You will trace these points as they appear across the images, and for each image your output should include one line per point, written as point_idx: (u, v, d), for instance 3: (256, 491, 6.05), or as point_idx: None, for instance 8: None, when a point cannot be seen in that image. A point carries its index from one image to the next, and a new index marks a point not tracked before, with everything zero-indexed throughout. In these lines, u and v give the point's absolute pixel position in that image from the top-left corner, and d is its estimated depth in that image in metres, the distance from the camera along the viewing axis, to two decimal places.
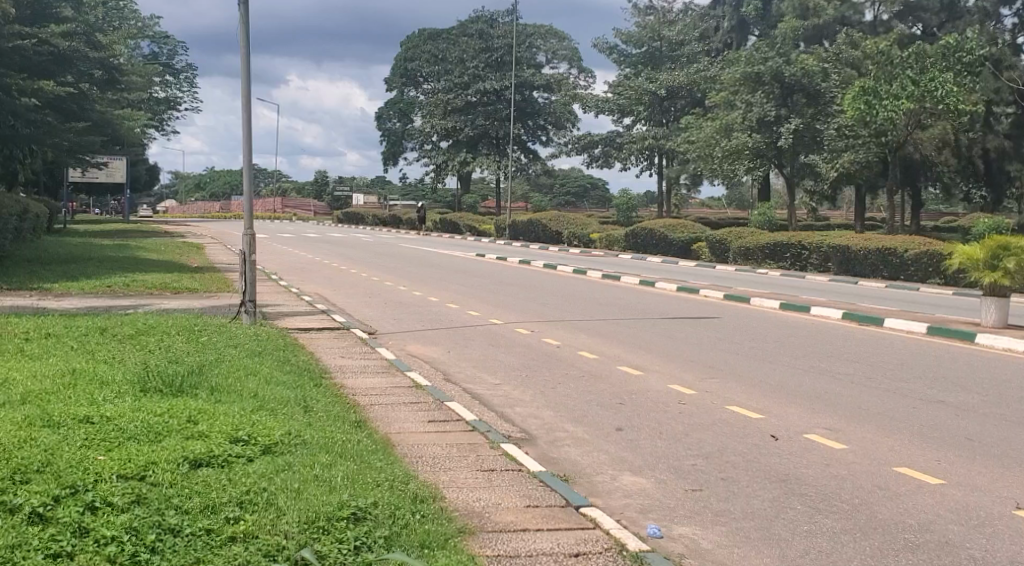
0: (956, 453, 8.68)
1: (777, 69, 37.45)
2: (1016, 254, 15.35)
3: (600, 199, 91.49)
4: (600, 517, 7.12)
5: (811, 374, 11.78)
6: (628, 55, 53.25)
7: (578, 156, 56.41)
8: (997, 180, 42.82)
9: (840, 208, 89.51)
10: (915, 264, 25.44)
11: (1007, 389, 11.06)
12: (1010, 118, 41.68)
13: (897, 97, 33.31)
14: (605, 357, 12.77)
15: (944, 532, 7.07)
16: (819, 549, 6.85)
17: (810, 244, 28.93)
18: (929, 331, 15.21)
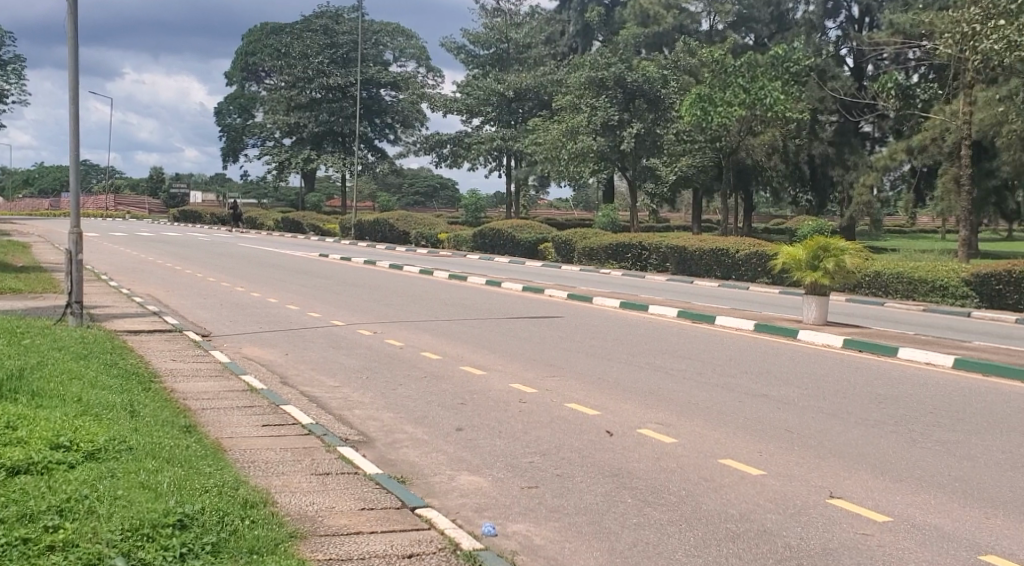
0: (776, 445, 9.07)
1: (619, 75, 38.45)
2: (834, 255, 16.15)
3: (449, 199, 91.68)
4: (435, 518, 7.16)
5: (646, 370, 12.13)
6: (475, 56, 53.13)
7: (426, 156, 56.31)
8: (822, 185, 44.93)
9: (680, 210, 92.33)
10: (746, 264, 26.40)
11: (824, 383, 11.61)
12: (833, 126, 43.78)
13: (729, 104, 34.50)
14: (447, 357, 12.83)
15: (763, 521, 7.39)
16: (645, 542, 7.06)
17: (650, 244, 29.67)
18: (756, 328, 15.82)
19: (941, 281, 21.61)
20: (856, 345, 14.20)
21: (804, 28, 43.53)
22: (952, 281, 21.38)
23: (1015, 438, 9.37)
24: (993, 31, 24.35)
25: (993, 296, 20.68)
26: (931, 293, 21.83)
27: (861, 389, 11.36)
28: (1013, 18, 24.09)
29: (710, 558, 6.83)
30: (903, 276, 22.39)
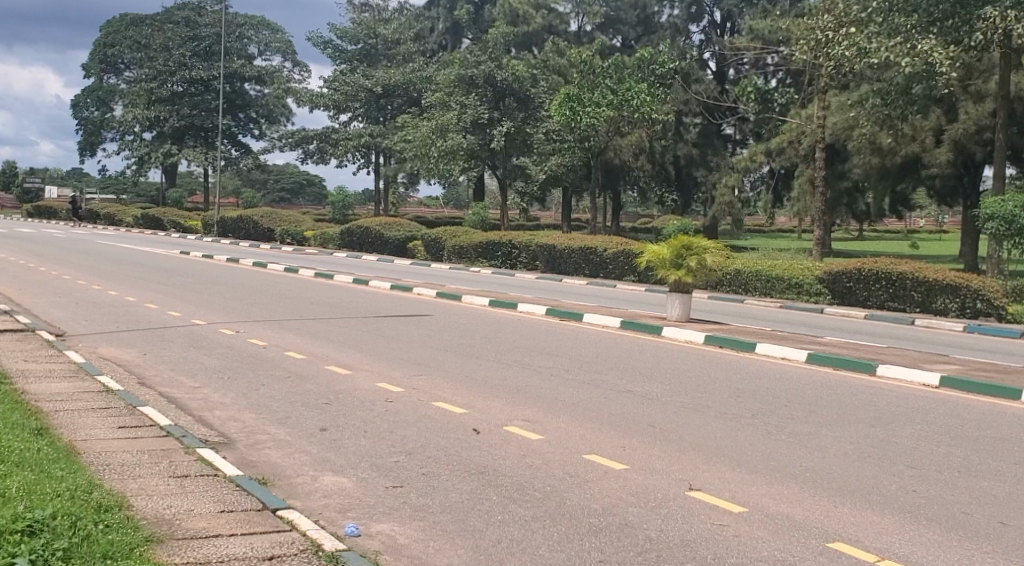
0: (639, 439, 9.25)
1: (489, 73, 38.23)
2: (697, 254, 16.55)
3: (316, 196, 90.59)
4: (297, 519, 7.07)
5: (513, 368, 12.20)
6: (343, 51, 52.63)
7: (292, 152, 55.42)
8: (687, 184, 45.75)
9: (549, 209, 93.57)
10: (613, 263, 26.84)
11: (686, 379, 11.89)
12: (697, 128, 44.89)
13: (598, 104, 34.86)
14: (312, 356, 12.66)
15: (624, 514, 7.52)
16: (509, 538, 7.11)
17: (520, 243, 29.92)
18: (622, 326, 16.09)
19: (796, 279, 22.36)
20: (717, 341, 14.59)
21: (669, 32, 45.25)
22: (807, 280, 22.18)
23: (862, 429, 9.77)
24: (844, 38, 25.36)
25: (845, 293, 21.50)
26: (787, 291, 22.55)
27: (720, 384, 11.68)
28: (863, 26, 25.02)
29: (572, 552, 6.93)
30: (762, 274, 23.11)
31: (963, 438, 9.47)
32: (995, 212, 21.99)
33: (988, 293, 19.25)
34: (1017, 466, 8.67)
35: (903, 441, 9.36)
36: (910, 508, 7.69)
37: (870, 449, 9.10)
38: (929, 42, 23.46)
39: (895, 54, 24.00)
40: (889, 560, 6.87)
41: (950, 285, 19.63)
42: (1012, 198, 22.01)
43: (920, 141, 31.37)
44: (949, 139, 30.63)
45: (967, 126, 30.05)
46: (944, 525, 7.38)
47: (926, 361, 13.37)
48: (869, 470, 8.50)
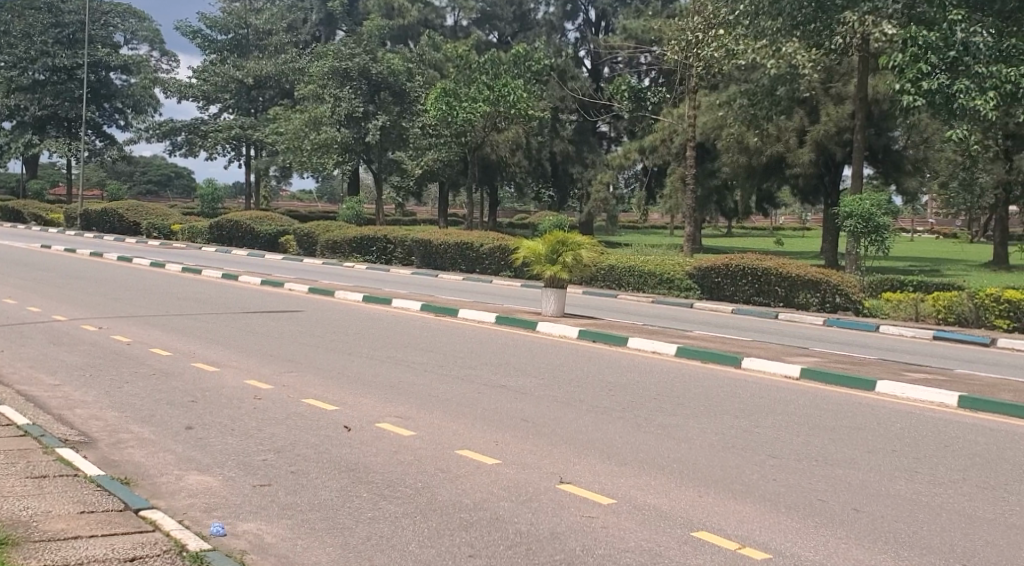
0: (512, 434, 9.32)
1: (364, 65, 38.19)
2: (572, 249, 16.76)
3: (184, 189, 88.45)
4: (161, 519, 6.89)
5: (386, 364, 12.14)
6: (213, 41, 51.39)
7: (159, 144, 53.84)
8: (563, 181, 46.10)
9: (425, 203, 93.59)
10: (489, 258, 26.89)
11: (559, 373, 12.03)
12: (573, 125, 45.20)
13: (474, 100, 35.04)
14: (179, 353, 12.34)
15: (495, 509, 7.57)
16: (379, 534, 7.09)
17: (395, 238, 29.82)
18: (498, 321, 16.16)
19: (667, 275, 22.86)
20: (589, 336, 14.78)
21: (544, 28, 45.50)
22: (678, 274, 22.68)
23: (728, 420, 10.04)
24: (715, 39, 26.43)
25: (713, 288, 22.05)
26: (659, 286, 23.03)
27: (592, 377, 11.85)
28: (732, 28, 25.95)
29: (442, 548, 6.94)
30: (635, 269, 23.54)
31: (821, 428, 9.84)
32: (853, 210, 22.85)
33: (847, 289, 19.95)
34: (871, 454, 9.05)
35: (766, 432, 9.66)
36: (770, 496, 7.94)
37: (734, 440, 9.36)
38: (794, 45, 24.38)
39: (760, 56, 25.05)
40: (750, 547, 7.08)
41: (811, 281, 20.31)
42: (869, 197, 22.86)
43: (784, 141, 32.38)
44: (811, 139, 31.67)
45: (829, 127, 31.18)
46: (803, 512, 7.65)
47: (788, 353, 13.82)
48: (733, 461, 8.74)
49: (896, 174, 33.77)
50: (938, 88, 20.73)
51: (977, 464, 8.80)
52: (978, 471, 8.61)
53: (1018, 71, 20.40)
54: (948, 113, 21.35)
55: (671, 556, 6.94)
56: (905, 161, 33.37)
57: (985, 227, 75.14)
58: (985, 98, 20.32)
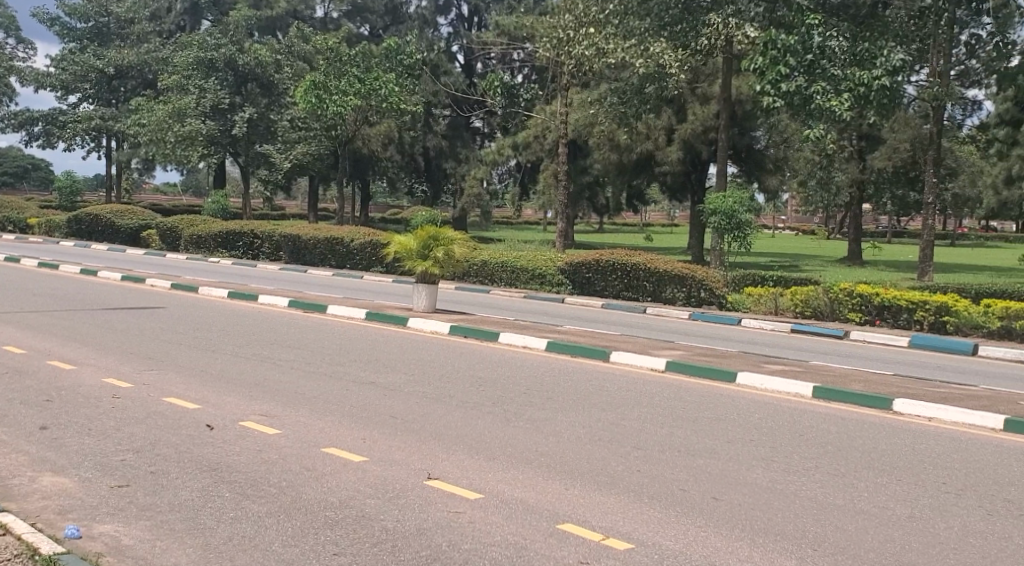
0: (380, 431, 9.29)
1: (231, 56, 37.74)
2: (443, 245, 16.78)
3: (42, 180, 85.35)
4: (10, 523, 6.67)
5: (252, 362, 11.94)
6: (72, 29, 49.62)
7: (15, 134, 51.68)
8: (435, 176, 46.34)
9: (295, 198, 92.53)
10: (360, 253, 26.73)
11: (429, 369, 12.03)
12: (446, 119, 45.06)
13: (345, 93, 34.56)
14: (33, 352, 11.89)
15: (361, 506, 7.53)
16: (241, 534, 6.99)
17: (262, 233, 29.29)
18: (367, 317, 16.06)
19: (539, 270, 23.10)
20: (460, 332, 14.82)
21: (417, 22, 45.11)
22: (549, 270, 22.94)
23: (595, 414, 10.20)
24: (585, 38, 26.30)
25: (585, 283, 22.38)
26: (531, 282, 23.21)
27: (462, 373, 11.89)
28: (602, 27, 26.04)
29: (306, 547, 6.88)
30: (507, 265, 23.67)
31: (684, 420, 10.08)
32: (718, 207, 23.43)
33: (711, 284, 20.51)
34: (731, 444, 9.33)
35: (632, 424, 9.85)
36: (634, 487, 8.12)
37: (600, 433, 9.52)
38: (662, 46, 24.86)
39: (629, 55, 25.26)
40: (613, 538, 7.22)
41: (678, 276, 20.81)
42: (732, 194, 23.47)
43: (653, 139, 33.03)
44: (679, 138, 32.45)
45: (696, 127, 32.04)
46: (664, 502, 7.84)
47: (653, 347, 14.12)
48: (599, 453, 8.90)
49: (758, 172, 34.86)
50: (795, 90, 21.55)
51: (830, 452, 9.16)
52: (830, 459, 8.96)
53: (872, 74, 21.11)
54: (806, 114, 22.19)
55: (535, 549, 7.03)
56: (767, 161, 34.49)
57: (841, 225, 78.19)
58: (840, 100, 21.07)
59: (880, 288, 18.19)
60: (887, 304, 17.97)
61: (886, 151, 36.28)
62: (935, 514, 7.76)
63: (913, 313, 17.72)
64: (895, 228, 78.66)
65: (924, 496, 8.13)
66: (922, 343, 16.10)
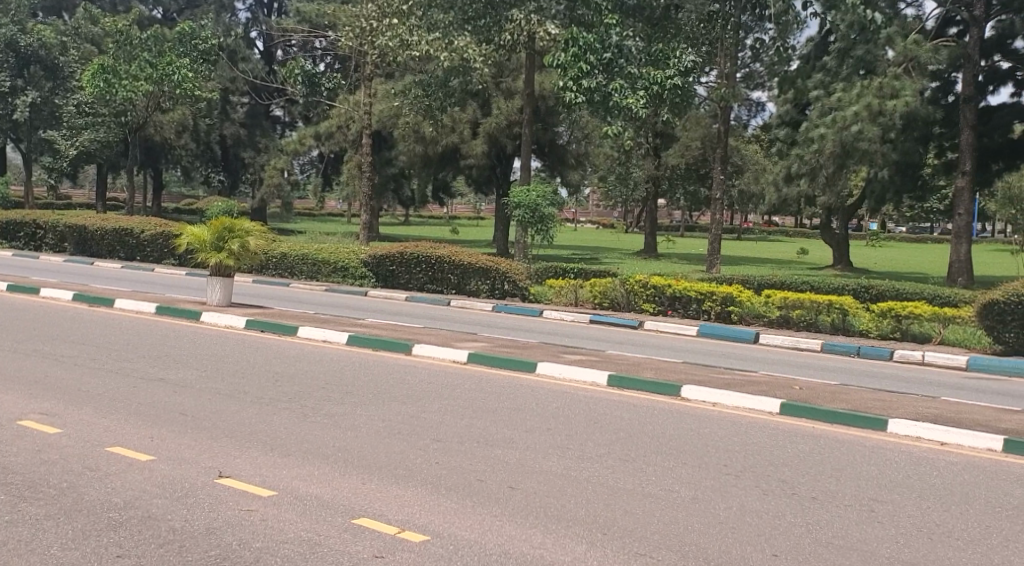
0: (169, 428, 9.00)
1: (13, 37, 35.47)
2: (239, 237, 16.39)
3: None
4: None
5: (31, 358, 11.34)
6: None
7: None
8: (233, 166, 45.12)
9: (82, 187, 88.44)
10: (151, 245, 25.70)
11: (224, 364, 11.75)
12: (244, 108, 44.10)
13: (135, 77, 33.34)
14: None
15: (147, 506, 7.32)
16: (17, 541, 6.75)
17: (46, 223, 27.77)
18: (158, 311, 15.52)
19: (342, 263, 22.93)
20: (257, 325, 14.51)
21: (213, 6, 43.87)
22: (352, 263, 22.81)
23: (395, 407, 10.20)
24: (389, 29, 26.10)
25: (388, 276, 22.30)
26: (333, 274, 23.04)
27: (258, 368, 11.67)
28: (406, 18, 25.99)
29: (87, 550, 6.71)
30: (308, 257, 23.36)
31: (483, 411, 10.21)
32: (521, 201, 23.80)
33: (514, 276, 20.77)
34: (527, 433, 9.52)
35: (431, 416, 9.91)
36: (431, 479, 8.17)
37: (400, 426, 9.54)
38: (465, 39, 24.80)
39: (433, 48, 25.14)
40: (408, 530, 7.25)
41: (482, 268, 21.02)
42: (536, 188, 23.88)
43: (459, 133, 33.16)
44: (483, 132, 32.78)
45: (500, 121, 32.45)
46: (461, 493, 7.93)
47: (454, 338, 14.23)
48: (397, 446, 8.92)
49: (560, 167, 35.47)
50: (596, 87, 22.48)
51: (621, 438, 9.48)
52: (622, 445, 9.27)
53: (666, 74, 22.09)
54: (605, 112, 22.97)
55: (329, 545, 6.98)
56: (569, 155, 35.23)
57: (637, 220, 80.93)
58: (636, 97, 21.98)
59: (673, 280, 18.93)
60: (678, 295, 18.71)
61: (679, 149, 37.78)
62: (716, 495, 8.16)
63: (702, 304, 18.46)
64: (688, 222, 82.04)
65: (708, 478, 8.53)
66: (710, 332, 16.88)
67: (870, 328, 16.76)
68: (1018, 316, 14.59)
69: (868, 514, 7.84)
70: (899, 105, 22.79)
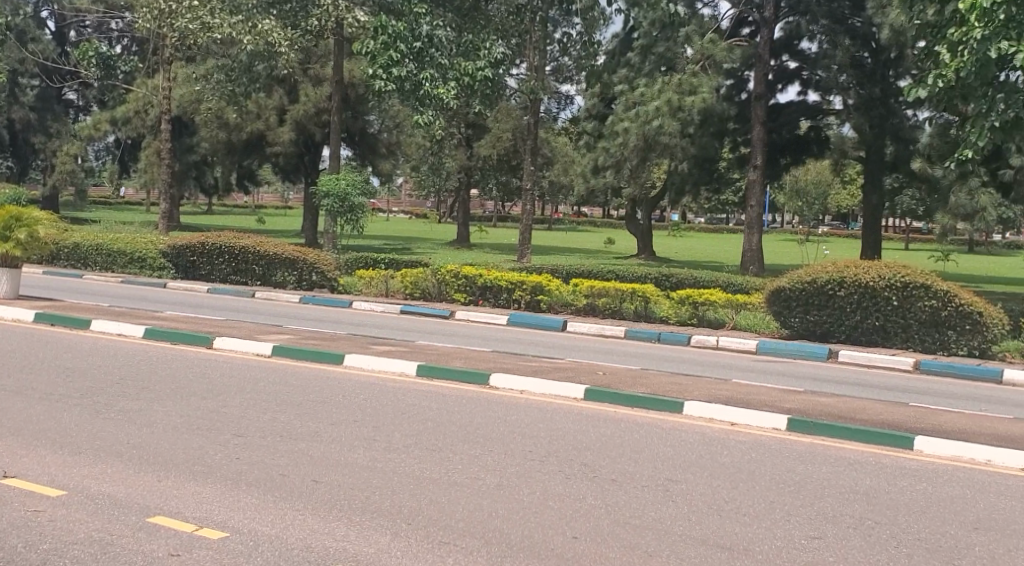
0: None
1: None
2: (27, 226, 15.55)
3: None
4: None
5: None
6: None
7: None
8: (23, 151, 43.03)
9: None
10: None
11: (12, 359, 11.19)
12: (35, 90, 41.80)
13: None
14: None
15: None
16: None
17: None
18: None
19: (139, 254, 22.11)
20: (47, 319, 13.84)
21: None
22: (150, 254, 22.02)
23: (194, 401, 9.93)
24: (188, 11, 25.20)
25: (188, 267, 21.68)
26: (130, 265, 22.18)
27: (49, 363, 11.15)
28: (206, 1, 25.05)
29: None
30: (102, 248, 22.47)
31: (288, 405, 10.05)
32: (330, 190, 23.43)
33: (323, 267, 20.56)
34: (332, 425, 9.45)
35: (232, 411, 9.70)
36: (231, 475, 8.01)
37: (199, 421, 9.29)
38: (270, 22, 24.22)
39: (236, 31, 24.46)
40: (207, 528, 7.09)
41: (288, 259, 20.68)
42: (345, 177, 23.62)
43: (264, 120, 32.51)
44: (289, 119, 32.21)
45: (308, 108, 32.03)
46: (262, 488, 7.81)
47: (258, 331, 13.97)
48: (196, 442, 8.69)
49: (371, 156, 35.29)
50: (406, 76, 22.24)
51: (428, 428, 9.52)
52: (429, 435, 9.33)
53: (476, 65, 22.48)
54: (415, 101, 22.84)
55: (121, 544, 6.77)
56: (380, 145, 35.16)
57: (449, 210, 81.34)
58: (447, 88, 22.12)
59: (483, 270, 19.12)
60: (489, 284, 18.92)
61: (490, 140, 38.15)
62: (520, 481, 8.30)
63: (512, 293, 18.73)
64: (498, 212, 83.01)
65: (512, 464, 8.68)
66: (519, 321, 17.15)
67: (670, 315, 17.36)
68: (801, 301, 15.40)
69: (663, 493, 8.16)
70: (698, 101, 23.72)
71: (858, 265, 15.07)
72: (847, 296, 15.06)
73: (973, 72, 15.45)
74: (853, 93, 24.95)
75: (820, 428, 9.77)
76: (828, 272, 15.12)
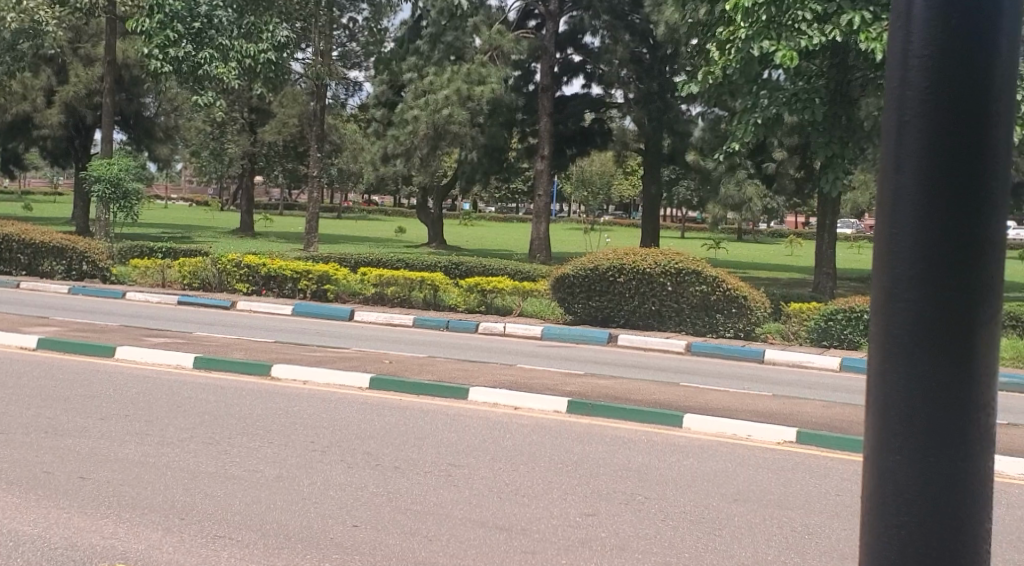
0: None
1: None
2: None
3: None
4: None
5: None
6: None
7: None
8: None
9: None
10: None
11: None
12: None
13: None
14: None
15: None
16: None
17: None
18: None
19: None
20: None
21: None
22: None
23: None
24: None
25: None
26: None
27: None
28: None
29: None
30: None
31: (56, 400, 9.62)
32: (102, 175, 22.40)
33: (93, 256, 19.69)
34: (103, 420, 9.11)
35: None
36: None
37: None
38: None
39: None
40: None
41: (56, 248, 19.74)
42: (118, 162, 22.66)
43: (31, 101, 30.80)
44: (59, 101, 30.67)
45: (79, 90, 30.52)
46: (25, 487, 7.45)
47: (24, 323, 13.28)
48: None
49: (147, 140, 34.06)
50: (183, 57, 21.68)
51: (206, 421, 9.31)
52: (207, 428, 9.10)
53: (258, 47, 22.10)
54: (194, 82, 22.37)
55: None
56: (157, 129, 34.01)
57: (233, 197, 79.25)
58: (228, 68, 21.72)
59: (267, 259, 18.76)
60: (273, 274, 18.61)
61: (276, 126, 37.42)
62: (300, 472, 8.23)
63: (297, 282, 18.47)
64: (285, 199, 81.40)
65: (292, 455, 8.58)
66: (304, 311, 16.93)
67: (459, 303, 17.50)
68: (584, 287, 15.90)
69: (445, 478, 8.25)
70: (486, 91, 24.57)
71: (637, 251, 15.67)
72: (627, 283, 15.64)
73: (738, 70, 16.44)
74: (633, 88, 26.10)
75: (599, 410, 10.11)
76: (609, 259, 15.69)
